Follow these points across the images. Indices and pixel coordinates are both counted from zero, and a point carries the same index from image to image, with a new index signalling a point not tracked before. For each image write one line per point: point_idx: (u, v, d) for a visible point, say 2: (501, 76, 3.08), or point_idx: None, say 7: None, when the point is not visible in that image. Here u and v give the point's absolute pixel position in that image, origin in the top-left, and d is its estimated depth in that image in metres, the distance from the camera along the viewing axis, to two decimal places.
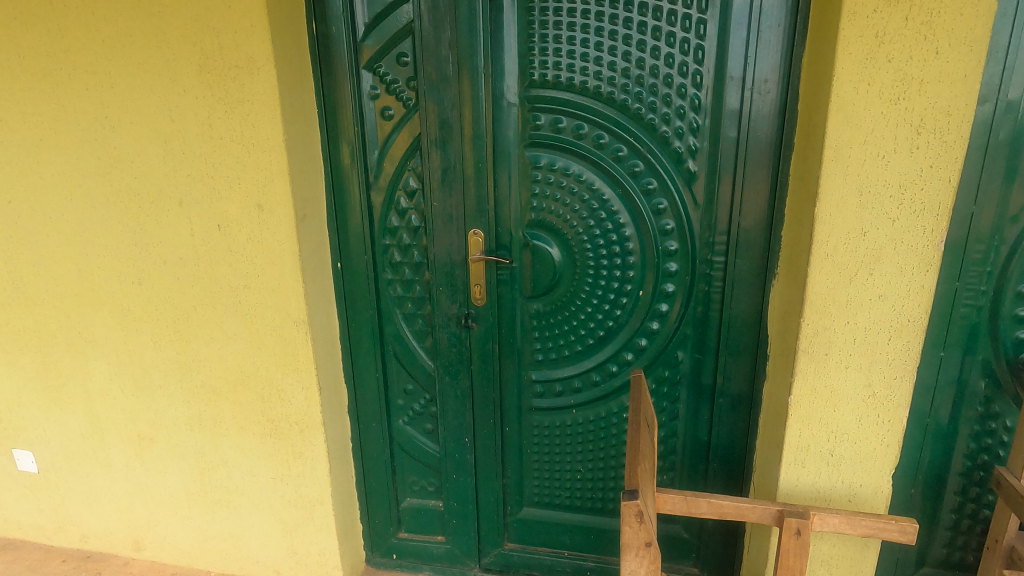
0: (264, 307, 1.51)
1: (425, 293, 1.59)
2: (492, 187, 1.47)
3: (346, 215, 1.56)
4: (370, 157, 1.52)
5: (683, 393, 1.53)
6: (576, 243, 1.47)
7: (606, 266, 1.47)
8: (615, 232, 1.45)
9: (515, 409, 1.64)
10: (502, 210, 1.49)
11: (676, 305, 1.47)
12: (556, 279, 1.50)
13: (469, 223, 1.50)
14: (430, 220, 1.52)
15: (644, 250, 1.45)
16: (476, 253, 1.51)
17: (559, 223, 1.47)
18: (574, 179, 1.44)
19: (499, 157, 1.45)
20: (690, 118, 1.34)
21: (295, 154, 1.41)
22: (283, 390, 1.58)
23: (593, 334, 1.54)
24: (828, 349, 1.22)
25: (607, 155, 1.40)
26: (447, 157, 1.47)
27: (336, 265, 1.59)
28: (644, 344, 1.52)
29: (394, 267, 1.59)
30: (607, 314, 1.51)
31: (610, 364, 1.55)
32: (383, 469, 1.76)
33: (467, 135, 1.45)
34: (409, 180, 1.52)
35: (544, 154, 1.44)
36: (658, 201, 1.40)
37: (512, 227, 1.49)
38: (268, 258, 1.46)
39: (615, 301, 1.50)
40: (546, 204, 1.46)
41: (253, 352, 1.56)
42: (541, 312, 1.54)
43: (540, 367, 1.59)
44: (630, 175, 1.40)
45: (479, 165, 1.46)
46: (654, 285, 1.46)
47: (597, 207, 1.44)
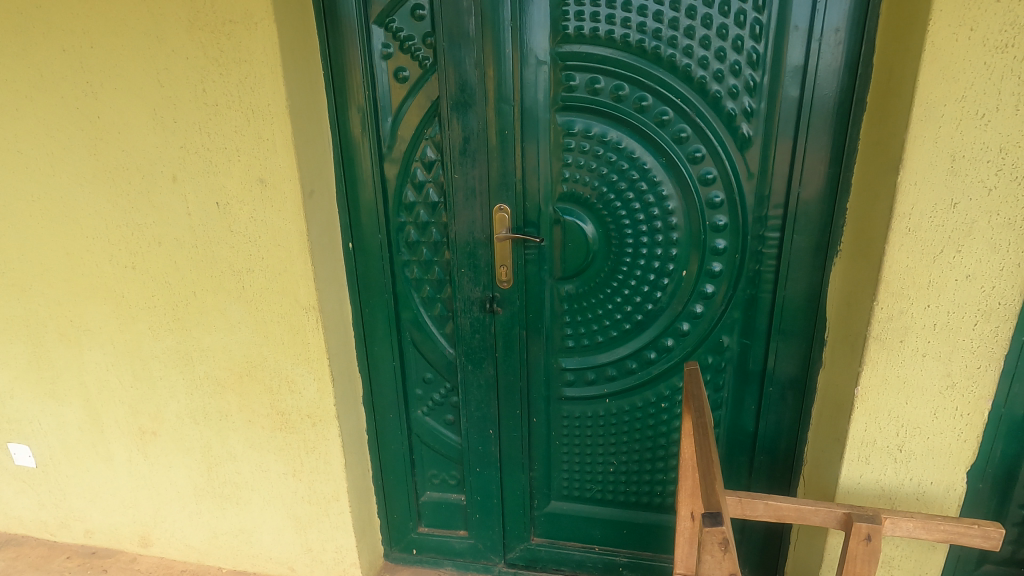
0: (270, 292, 1.38)
1: (445, 275, 1.46)
2: (519, 157, 1.32)
3: (357, 190, 1.42)
4: (383, 125, 1.36)
5: (728, 381, 1.41)
6: (612, 219, 1.33)
7: (645, 244, 1.34)
8: (656, 206, 1.30)
9: (543, 400, 1.52)
10: (531, 183, 1.34)
11: (723, 286, 1.34)
12: (590, 259, 1.37)
13: (493, 197, 1.36)
14: (450, 195, 1.38)
15: (689, 226, 1.31)
16: (502, 231, 1.37)
17: (595, 197, 1.32)
18: (612, 148, 1.29)
19: (528, 123, 1.30)
20: (745, 75, 1.18)
21: (300, 122, 1.26)
22: (293, 382, 1.46)
23: (629, 319, 1.41)
24: (903, 336, 1.09)
25: (650, 120, 1.25)
26: (469, 125, 1.32)
27: (349, 245, 1.46)
28: (686, 329, 1.39)
29: (411, 248, 1.45)
30: (646, 297, 1.38)
31: (647, 351, 1.43)
32: (401, 462, 1.66)
33: (491, 99, 1.29)
34: (427, 150, 1.37)
35: (578, 119, 1.29)
36: (706, 170, 1.26)
37: (541, 202, 1.35)
38: (273, 239, 1.33)
39: (655, 283, 1.36)
40: (579, 176, 1.32)
41: (260, 341, 1.44)
42: (573, 295, 1.41)
43: (570, 354, 1.47)
44: (674, 142, 1.25)
45: (505, 134, 1.31)
46: (700, 265, 1.33)
47: (637, 179, 1.29)
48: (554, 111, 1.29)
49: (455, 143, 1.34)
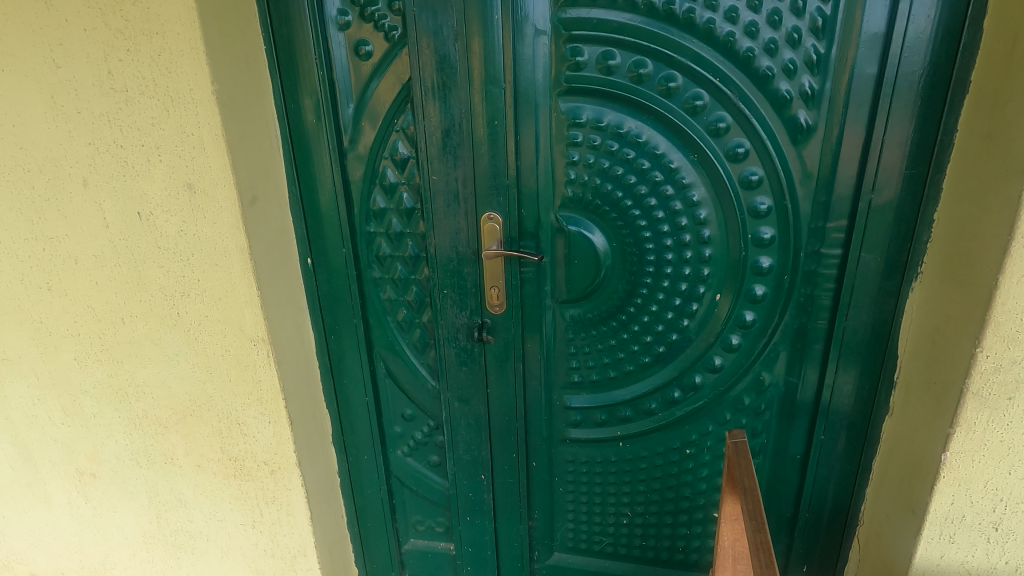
0: (211, 320, 1.14)
1: (425, 297, 1.21)
2: (513, 154, 1.06)
3: (316, 194, 1.16)
4: (343, 114, 1.10)
5: (768, 426, 1.16)
6: (629, 231, 1.07)
7: (670, 261, 1.07)
8: (685, 215, 1.04)
9: (543, 442, 1.28)
10: (528, 186, 1.08)
11: (767, 314, 1.08)
12: (601, 279, 1.11)
13: (481, 203, 1.10)
14: (428, 200, 1.11)
15: (726, 240, 1.04)
16: (492, 245, 1.11)
17: (608, 204, 1.06)
18: (630, 143, 1.02)
19: (523, 111, 1.03)
20: (805, 46, 0.91)
21: (234, 112, 0.99)
22: (244, 424, 1.23)
23: (648, 351, 1.15)
24: (1012, 392, 0.83)
25: (680, 106, 0.98)
26: (449, 113, 1.05)
27: (308, 261, 1.20)
28: (718, 364, 1.13)
29: (383, 263, 1.19)
30: (670, 326, 1.12)
31: (670, 389, 1.17)
32: (379, 508, 1.43)
33: (477, 81, 1.02)
34: (398, 145, 1.10)
35: (588, 106, 1.01)
36: (750, 170, 0.99)
37: (541, 210, 1.09)
38: (209, 257, 1.08)
39: (681, 309, 1.11)
40: (588, 177, 1.05)
41: (203, 376, 1.20)
42: (579, 322, 1.16)
43: (576, 390, 1.22)
44: (711, 136, 0.98)
45: (494, 125, 1.04)
46: (738, 287, 1.07)
47: (661, 182, 1.03)
48: (556, 95, 1.02)
49: (433, 135, 1.07)
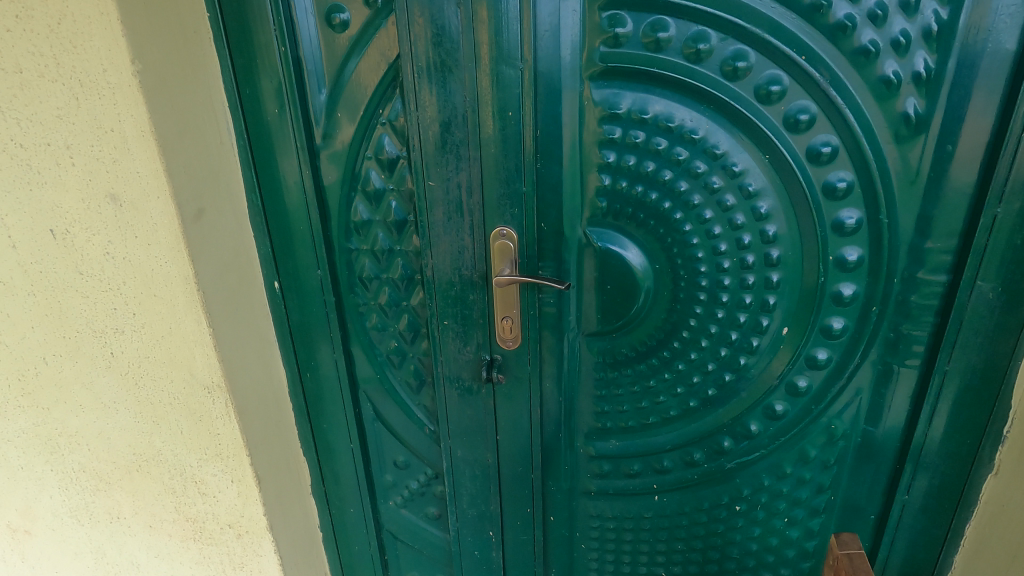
0: (153, 362, 0.91)
1: (421, 327, 0.99)
2: (531, 154, 0.83)
3: (282, 203, 0.93)
4: (314, 102, 0.86)
5: (837, 481, 0.97)
6: (676, 251, 0.86)
7: (727, 289, 0.86)
8: (749, 232, 0.83)
9: (563, 495, 1.08)
10: (549, 194, 0.86)
11: (845, 352, 0.87)
12: (639, 309, 0.90)
13: (491, 216, 0.87)
14: (423, 211, 0.89)
15: (800, 263, 0.83)
16: (504, 267, 0.89)
17: (650, 217, 0.85)
18: (682, 141, 0.79)
19: (545, 100, 0.81)
20: (924, 13, 0.69)
21: (167, 101, 0.75)
22: (202, 483, 1.01)
23: (693, 392, 0.95)
24: None
25: (750, 94, 0.75)
26: (450, 101, 0.82)
27: (276, 284, 0.98)
28: (780, 409, 0.93)
29: (369, 287, 0.97)
30: (722, 364, 0.92)
31: (719, 436, 0.98)
32: (369, 565, 1.22)
33: (486, 59, 0.79)
34: (385, 142, 0.87)
35: (628, 93, 0.79)
36: (837, 176, 0.77)
37: (565, 223, 0.87)
38: (145, 287, 0.85)
39: (737, 345, 0.90)
40: (625, 184, 0.83)
41: (148, 427, 0.97)
42: (610, 358, 0.96)
43: (604, 435, 1.03)
44: (789, 132, 0.76)
45: (508, 117, 0.82)
46: (811, 320, 0.86)
47: (720, 190, 0.81)
48: (588, 78, 0.79)
49: (429, 130, 0.84)
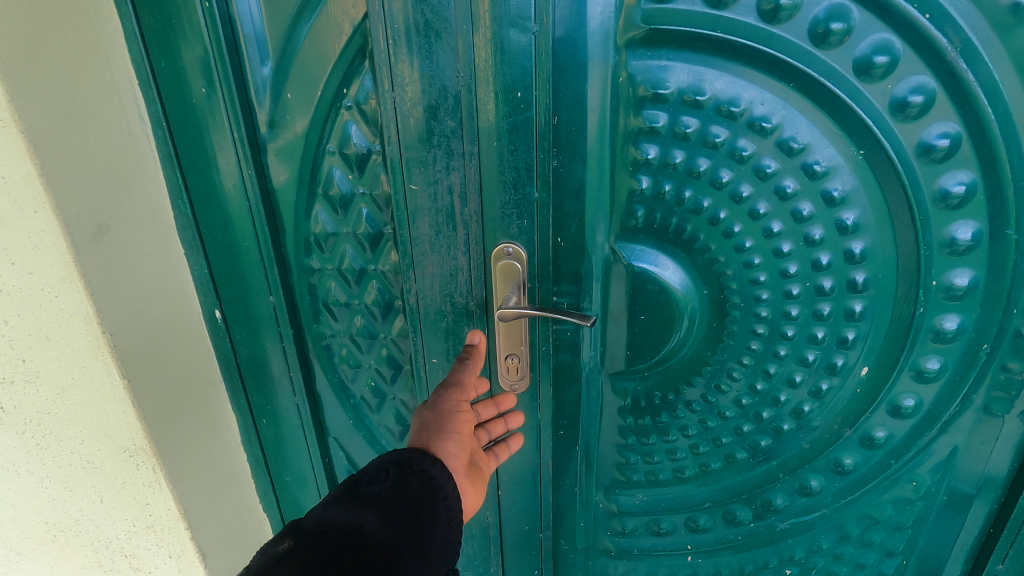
0: (56, 420, 0.70)
1: (403, 364, 0.80)
2: (546, 149, 0.63)
3: (219, 210, 0.71)
4: (255, 79, 0.64)
5: (910, 544, 0.80)
6: (731, 274, 0.68)
7: (795, 320, 0.69)
8: (829, 250, 0.65)
9: (576, 555, 0.90)
10: (569, 201, 0.66)
11: (939, 398, 0.70)
12: (681, 344, 0.72)
13: (492, 229, 0.67)
14: (403, 223, 0.68)
15: (892, 289, 0.65)
16: (510, 294, 0.69)
17: (700, 230, 0.66)
18: (747, 133, 0.61)
19: (566, 77, 0.60)
20: None
21: (36, 79, 0.54)
22: (132, 558, 0.81)
23: (742, 442, 0.78)
24: None
25: (846, 68, 0.57)
26: (437, 76, 0.61)
27: (218, 313, 0.78)
28: (849, 463, 0.76)
29: (337, 316, 0.77)
30: (781, 411, 0.74)
31: (771, 493, 0.80)
32: None
33: (487, 18, 0.58)
34: (352, 130, 0.66)
35: (679, 68, 0.60)
36: (954, 177, 0.59)
37: (589, 238, 0.68)
38: (36, 329, 0.63)
39: (803, 388, 0.72)
40: (669, 189, 0.65)
41: (59, 494, 0.77)
42: (640, 402, 0.78)
43: (627, 488, 0.85)
44: (894, 119, 0.58)
45: (516, 99, 0.61)
46: (900, 359, 0.68)
47: (796, 196, 0.63)
48: (626, 46, 0.59)
49: (410, 115, 0.63)
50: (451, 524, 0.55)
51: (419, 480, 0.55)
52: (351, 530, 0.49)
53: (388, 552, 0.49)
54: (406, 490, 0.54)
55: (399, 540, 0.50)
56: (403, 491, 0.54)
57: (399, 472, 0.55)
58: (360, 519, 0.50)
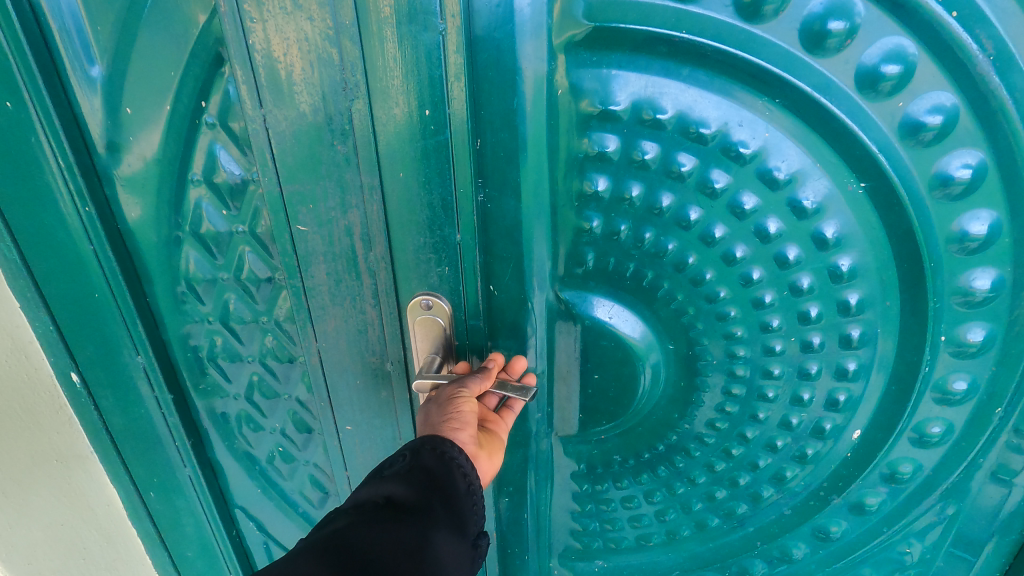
0: None
1: (314, 428, 0.66)
2: (464, 180, 0.51)
3: (60, 251, 0.59)
4: (83, 86, 0.52)
5: None
6: (701, 328, 0.58)
7: (776, 379, 0.59)
8: (818, 300, 0.54)
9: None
10: (502, 242, 0.54)
11: (941, 465, 0.61)
12: (642, 403, 0.63)
13: (407, 274, 0.56)
14: (292, 270, 0.56)
15: (892, 342, 0.55)
16: (434, 353, 0.58)
17: (664, 278, 0.56)
18: (720, 161, 0.50)
19: (487, 91, 0.48)
20: None
21: None
22: None
23: (714, 509, 0.71)
24: None
25: (847, 80, 0.46)
26: (324, 86, 0.48)
27: (75, 379, 0.66)
28: (835, 530, 0.69)
29: (232, 376, 0.65)
30: (759, 476, 0.66)
31: (748, 560, 0.74)
32: None
33: (381, 12, 0.45)
34: (218, 151, 0.53)
35: (635, 78, 0.48)
36: (974, 217, 0.49)
37: (527, 286, 0.56)
38: None
39: (784, 453, 0.64)
40: (625, 229, 0.54)
41: None
42: (598, 468, 0.70)
43: (586, 556, 0.79)
44: (902, 146, 0.47)
45: (424, 119, 0.48)
46: (900, 422, 0.59)
47: (780, 238, 0.52)
48: (565, 48, 0.47)
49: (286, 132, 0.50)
50: (473, 492, 0.49)
51: (431, 454, 0.49)
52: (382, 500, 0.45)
53: (420, 512, 0.45)
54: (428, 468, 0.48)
55: (428, 500, 0.46)
56: (425, 467, 0.49)
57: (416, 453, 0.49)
58: (391, 491, 0.46)
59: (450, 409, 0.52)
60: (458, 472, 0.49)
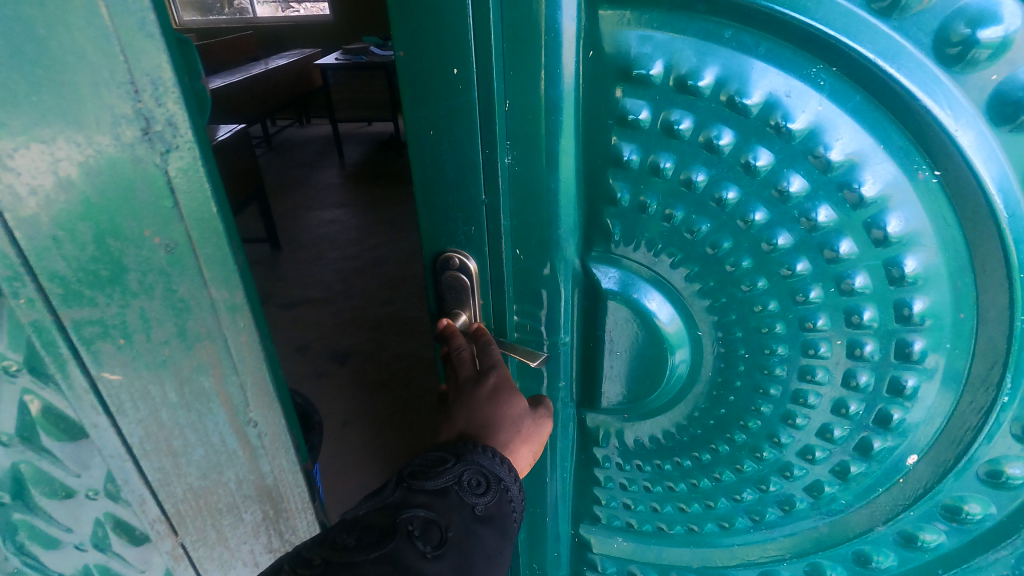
0: None
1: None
2: (491, 146, 0.82)
3: None
4: None
5: (924, 553, 0.91)
6: (736, 306, 0.85)
7: (861, 381, 0.80)
8: (852, 268, 0.74)
9: (565, 502, 1.22)
10: (526, 207, 0.87)
11: (941, 425, 0.79)
12: (664, 375, 0.94)
13: (455, 209, 0.90)
14: (94, 411, 0.92)
15: (950, 331, 0.73)
16: (459, 310, 0.98)
17: (693, 254, 0.84)
18: (760, 133, 0.71)
19: (520, 51, 0.75)
20: None
21: None
22: None
23: (755, 478, 0.98)
24: None
25: (922, 47, 0.60)
26: (128, 147, 0.73)
27: None
28: (931, 538, 0.88)
29: (73, 525, 1.02)
30: (821, 468, 0.91)
31: (783, 564, 1.06)
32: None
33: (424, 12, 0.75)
34: None
35: (677, 41, 0.71)
36: None
37: (549, 216, 0.87)
38: None
39: (852, 444, 0.86)
40: (656, 203, 0.83)
41: None
42: (618, 438, 1.08)
43: (610, 534, 1.23)
44: (952, 71, 0.60)
45: (455, 78, 0.78)
46: (968, 454, 0.78)
47: (837, 227, 0.72)
48: (608, 15, 0.73)
49: (77, 232, 0.76)
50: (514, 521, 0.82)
51: (502, 493, 0.81)
52: (450, 531, 0.74)
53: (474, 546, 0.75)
54: (495, 509, 0.79)
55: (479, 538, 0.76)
56: (494, 506, 0.79)
57: (493, 487, 0.80)
58: (460, 526, 0.75)
59: (515, 448, 0.87)
60: (512, 507, 0.82)
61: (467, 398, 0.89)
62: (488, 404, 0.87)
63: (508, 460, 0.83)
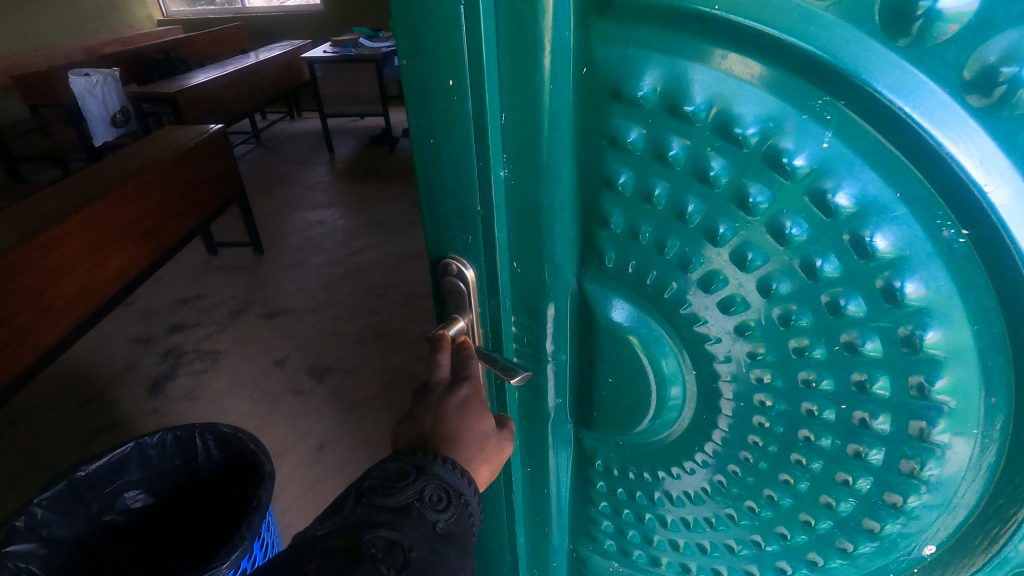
0: None
1: None
2: (486, 157, 0.72)
3: None
4: None
5: None
6: (733, 351, 0.73)
7: (869, 455, 0.68)
8: (859, 330, 0.62)
9: (564, 516, 1.14)
10: (520, 219, 0.78)
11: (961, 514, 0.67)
12: (654, 415, 0.84)
13: (450, 220, 0.80)
14: None
15: (973, 417, 0.61)
16: (457, 314, 0.86)
17: (687, 293, 0.72)
18: (757, 168, 0.60)
19: (522, 58, 0.66)
20: None
21: None
22: None
23: (751, 533, 0.88)
24: None
25: (944, 82, 0.49)
26: None
27: None
28: None
29: None
30: (823, 537, 0.80)
31: None
32: None
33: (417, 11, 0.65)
34: None
35: (664, 60, 0.59)
36: None
37: (545, 231, 0.78)
38: None
39: (857, 520, 0.75)
40: (649, 230, 0.71)
41: None
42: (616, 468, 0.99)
43: (605, 557, 1.14)
44: (973, 102, 0.49)
45: (450, 87, 0.68)
46: (994, 551, 0.66)
47: (842, 280, 0.60)
48: (590, 23, 0.62)
49: None
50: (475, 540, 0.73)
51: (463, 510, 0.71)
52: (409, 551, 0.65)
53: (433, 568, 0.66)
54: (457, 527, 0.70)
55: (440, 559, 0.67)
56: (455, 523, 0.70)
57: (454, 501, 0.71)
58: (420, 544, 0.67)
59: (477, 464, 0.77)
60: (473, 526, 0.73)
61: (436, 408, 0.79)
62: (456, 416, 0.77)
63: (469, 473, 0.74)
